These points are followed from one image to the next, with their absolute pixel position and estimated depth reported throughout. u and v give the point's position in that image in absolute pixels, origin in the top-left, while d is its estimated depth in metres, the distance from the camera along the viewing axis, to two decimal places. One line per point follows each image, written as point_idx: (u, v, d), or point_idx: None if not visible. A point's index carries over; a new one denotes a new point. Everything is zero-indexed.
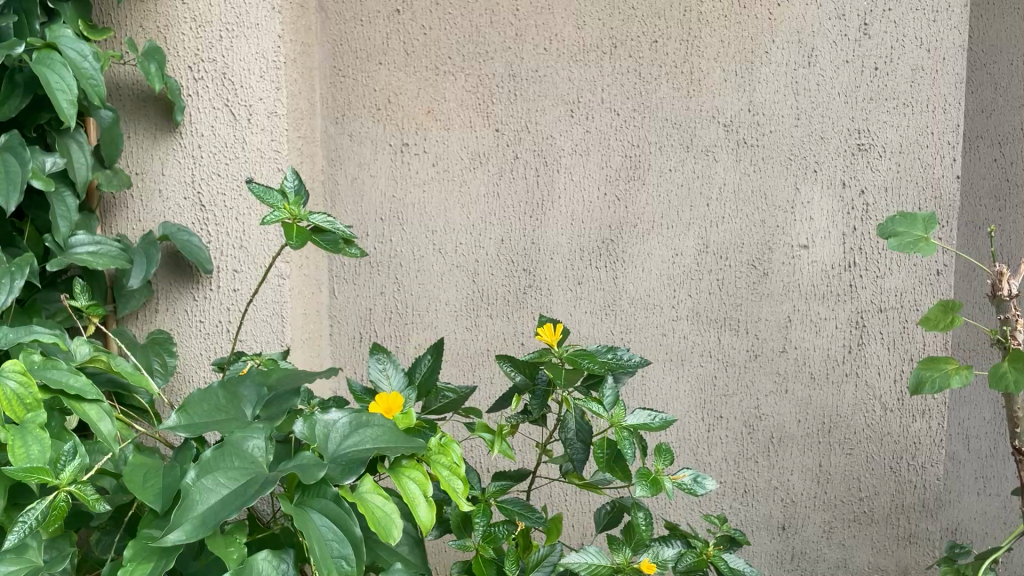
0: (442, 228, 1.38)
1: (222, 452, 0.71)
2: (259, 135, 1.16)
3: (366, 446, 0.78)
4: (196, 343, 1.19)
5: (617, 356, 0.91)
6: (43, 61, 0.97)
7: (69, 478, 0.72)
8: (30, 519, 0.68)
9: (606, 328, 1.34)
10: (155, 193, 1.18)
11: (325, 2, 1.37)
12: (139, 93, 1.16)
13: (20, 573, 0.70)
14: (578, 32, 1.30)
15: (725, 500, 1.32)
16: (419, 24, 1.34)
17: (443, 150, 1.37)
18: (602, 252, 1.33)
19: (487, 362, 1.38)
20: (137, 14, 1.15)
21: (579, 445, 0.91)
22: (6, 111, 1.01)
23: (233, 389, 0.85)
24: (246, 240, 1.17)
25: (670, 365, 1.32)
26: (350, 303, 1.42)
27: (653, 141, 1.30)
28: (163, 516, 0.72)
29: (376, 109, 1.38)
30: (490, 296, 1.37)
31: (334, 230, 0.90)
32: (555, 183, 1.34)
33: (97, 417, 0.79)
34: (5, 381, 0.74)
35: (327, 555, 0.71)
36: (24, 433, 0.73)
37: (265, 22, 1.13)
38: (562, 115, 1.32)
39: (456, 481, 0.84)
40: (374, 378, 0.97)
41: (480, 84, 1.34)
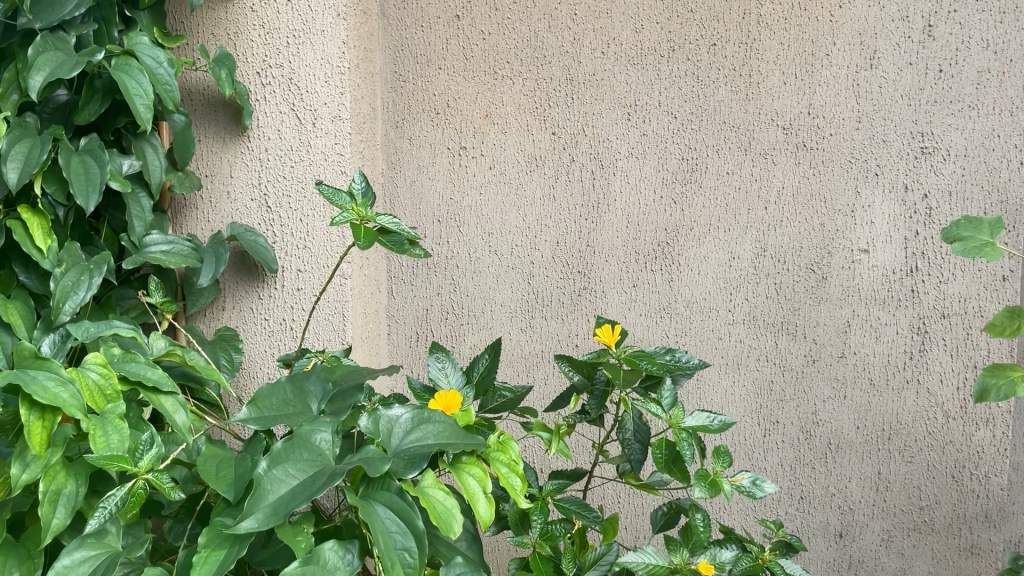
0: (499, 230, 1.40)
1: (292, 444, 0.74)
2: (323, 139, 1.19)
3: (428, 441, 0.81)
4: (261, 340, 1.23)
5: (676, 359, 0.92)
6: (122, 67, 1.02)
7: (147, 466, 0.75)
8: (111, 505, 0.72)
9: (661, 331, 1.34)
10: (224, 195, 1.22)
11: (387, 9, 1.40)
12: (210, 97, 1.20)
13: (100, 557, 0.73)
14: (636, 36, 1.31)
15: (781, 506, 1.31)
16: (478, 29, 1.37)
17: (500, 154, 1.38)
18: (658, 255, 1.33)
19: (542, 364, 1.39)
20: (209, 22, 1.19)
21: (637, 445, 0.91)
22: (87, 114, 1.05)
23: (301, 385, 0.88)
24: (310, 240, 1.20)
25: (726, 368, 1.32)
26: (408, 304, 1.45)
27: (711, 144, 1.30)
28: (235, 505, 0.74)
29: (435, 113, 1.41)
30: (546, 298, 1.39)
31: (399, 231, 0.93)
32: (611, 186, 1.34)
33: (172, 409, 0.82)
34: (87, 373, 0.78)
35: (390, 548, 0.73)
36: (105, 422, 0.75)
37: (330, 28, 1.16)
38: (619, 118, 1.33)
39: (515, 479, 0.86)
40: (433, 377, 0.99)
41: (537, 88, 1.35)
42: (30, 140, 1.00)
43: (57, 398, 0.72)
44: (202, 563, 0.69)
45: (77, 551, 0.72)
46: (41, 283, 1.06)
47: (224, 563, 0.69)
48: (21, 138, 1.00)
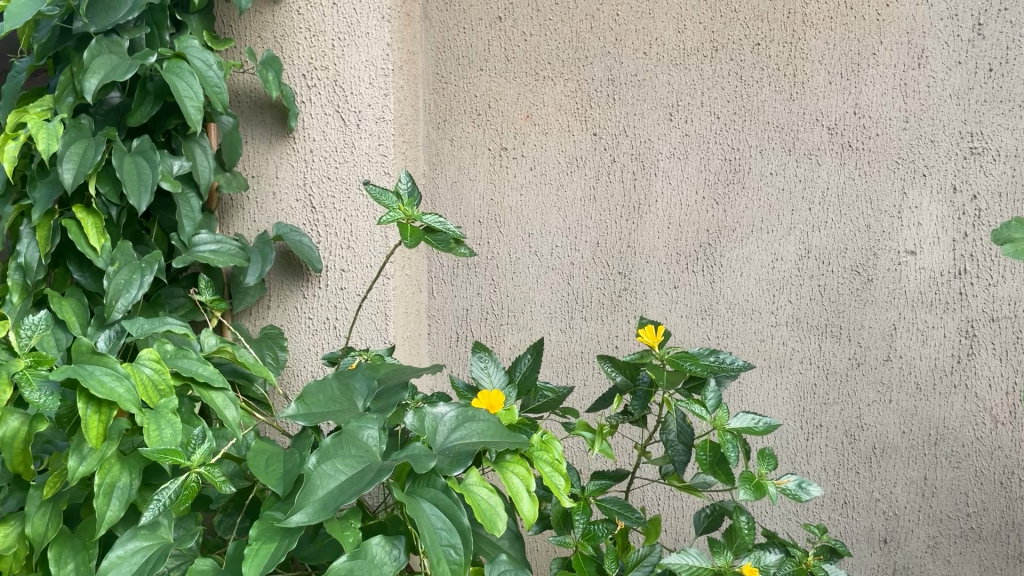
0: (540, 230, 1.40)
1: (340, 441, 0.75)
2: (367, 140, 1.20)
3: (473, 439, 0.82)
4: (305, 338, 1.24)
5: (719, 360, 0.91)
6: (173, 70, 1.04)
7: (199, 460, 0.76)
8: (164, 497, 0.73)
9: (703, 333, 1.33)
10: (270, 195, 1.24)
11: (430, 11, 1.42)
12: (257, 99, 1.22)
13: (153, 549, 0.75)
14: (679, 36, 1.30)
15: (824, 511, 1.29)
16: (520, 30, 1.37)
17: (541, 155, 1.39)
18: (699, 256, 1.33)
19: (582, 364, 1.39)
20: (256, 25, 1.21)
21: (680, 447, 0.91)
22: (139, 116, 1.08)
23: (346, 382, 0.89)
24: (354, 240, 1.21)
25: (769, 370, 1.31)
26: (448, 304, 1.46)
27: (755, 144, 1.29)
28: (284, 499, 0.76)
29: (477, 115, 1.41)
30: (586, 299, 1.38)
31: (445, 230, 0.93)
32: (652, 187, 1.34)
33: (223, 404, 0.84)
34: (142, 368, 0.80)
35: (436, 544, 0.73)
36: (158, 417, 0.77)
37: (375, 30, 1.18)
38: (661, 118, 1.32)
39: (558, 478, 0.86)
40: (476, 377, 0.99)
41: (579, 89, 1.36)
42: (84, 142, 1.03)
43: (113, 393, 0.74)
44: (253, 556, 0.70)
45: (129, 542, 0.74)
46: (95, 282, 1.09)
47: (274, 556, 0.70)
48: (77, 139, 1.02)
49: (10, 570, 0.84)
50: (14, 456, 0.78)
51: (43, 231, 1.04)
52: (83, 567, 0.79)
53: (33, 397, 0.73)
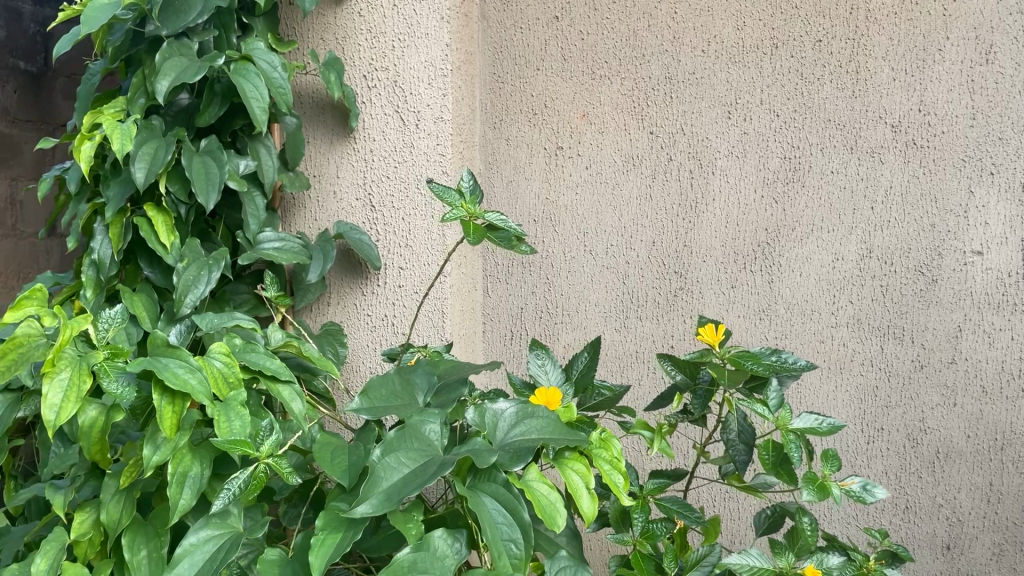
0: (595, 229, 1.40)
1: (403, 434, 0.77)
2: (426, 140, 1.21)
3: (532, 436, 0.82)
4: (364, 335, 1.26)
5: (782, 360, 0.91)
6: (239, 72, 1.07)
7: (268, 451, 0.78)
8: (234, 487, 0.75)
9: (761, 333, 1.32)
10: (330, 195, 1.26)
11: (487, 11, 1.43)
12: (319, 100, 1.25)
13: (224, 537, 0.77)
14: (738, 34, 1.29)
15: (885, 516, 1.27)
16: (577, 29, 1.37)
17: (597, 154, 1.39)
18: (757, 256, 1.31)
19: (637, 364, 1.39)
20: (319, 27, 1.24)
21: (741, 447, 0.91)
22: (207, 117, 1.11)
23: (407, 378, 0.91)
24: (412, 238, 1.23)
25: (829, 372, 1.29)
26: (503, 302, 1.47)
27: (816, 142, 1.27)
28: (349, 491, 0.78)
29: (533, 114, 1.42)
30: (641, 298, 1.38)
31: (507, 228, 0.94)
32: (710, 185, 1.33)
33: (289, 397, 0.87)
34: (213, 361, 0.82)
35: (497, 538, 0.74)
36: (228, 409, 0.79)
37: (435, 31, 1.19)
38: (719, 116, 1.31)
39: (617, 476, 0.86)
40: (533, 374, 1.00)
41: (636, 87, 1.35)
42: (155, 142, 1.06)
43: (186, 384, 0.76)
44: (319, 545, 0.72)
45: (202, 530, 0.77)
46: (164, 277, 1.12)
47: (340, 547, 0.71)
48: (148, 139, 1.06)
49: (85, 555, 0.87)
50: (92, 444, 0.81)
51: (116, 229, 1.08)
52: (155, 554, 0.82)
53: (111, 388, 0.76)
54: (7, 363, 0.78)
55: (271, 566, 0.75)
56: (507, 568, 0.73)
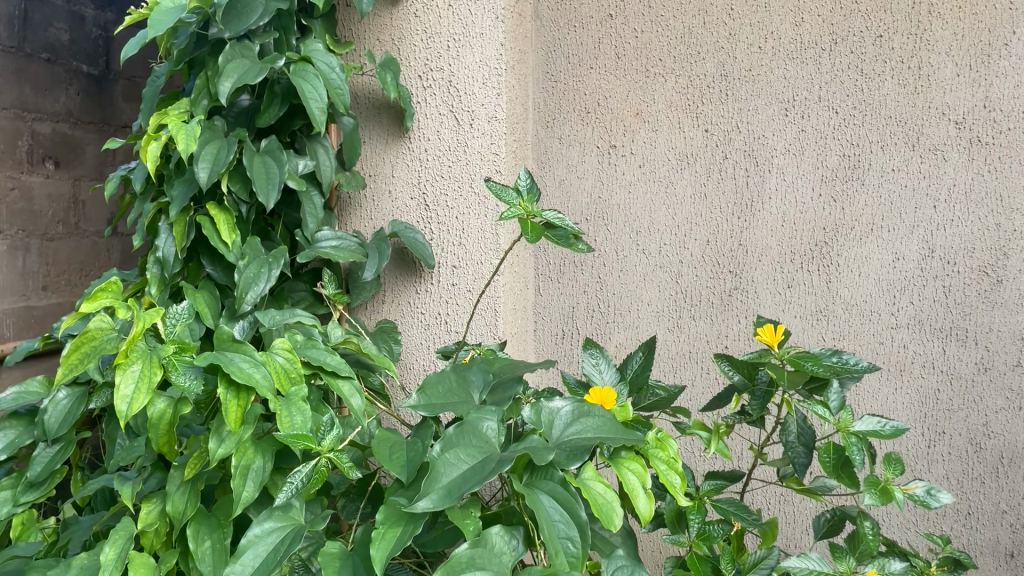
0: (648, 229, 1.39)
1: (462, 431, 0.78)
2: (479, 139, 1.21)
3: (588, 434, 0.82)
4: (417, 333, 1.28)
5: (843, 361, 0.90)
6: (299, 73, 1.08)
7: (329, 446, 0.80)
8: (297, 480, 0.77)
9: (818, 334, 1.30)
10: (385, 194, 1.28)
11: (542, 10, 1.43)
12: (375, 100, 1.26)
13: (287, 529, 0.79)
14: (796, 30, 1.27)
15: (946, 521, 1.23)
16: (631, 27, 1.37)
17: (650, 152, 1.38)
18: (814, 255, 1.29)
19: (690, 364, 1.38)
20: (375, 28, 1.25)
21: (801, 448, 0.90)
22: (268, 117, 1.13)
23: (463, 375, 0.92)
24: (465, 238, 1.23)
25: (888, 375, 1.26)
26: (554, 301, 1.47)
27: (876, 140, 1.24)
28: (407, 486, 0.79)
29: (586, 112, 1.42)
30: (695, 298, 1.37)
31: (564, 226, 0.95)
32: (766, 183, 1.31)
33: (349, 392, 0.89)
34: (276, 357, 0.85)
35: (554, 536, 0.74)
36: (290, 404, 0.81)
37: (489, 31, 1.19)
38: (776, 114, 1.30)
39: (673, 476, 0.85)
40: (587, 373, 1.00)
41: (691, 85, 1.34)
42: (218, 142, 1.08)
43: (251, 378, 0.78)
44: (380, 539, 0.73)
45: (266, 522, 0.78)
46: (226, 275, 1.14)
47: (400, 541, 0.72)
48: (211, 139, 1.08)
49: (151, 545, 0.89)
50: (160, 436, 0.83)
51: (180, 227, 1.10)
52: (219, 545, 0.84)
53: (179, 381, 0.79)
54: (79, 355, 0.82)
55: (333, 559, 0.76)
56: (563, 566, 0.73)
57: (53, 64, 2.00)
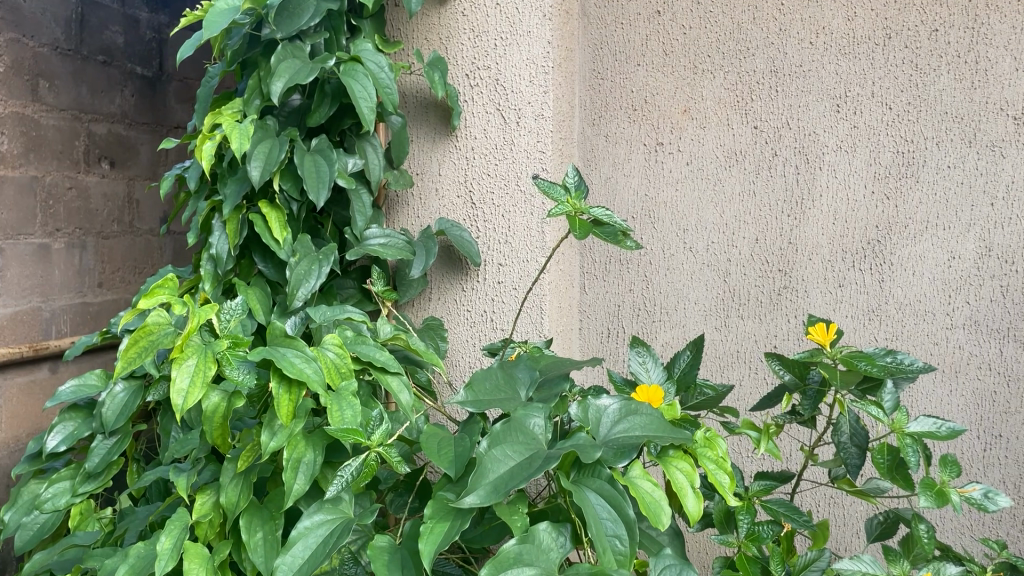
0: (695, 227, 1.38)
1: (509, 427, 0.78)
2: (526, 137, 1.21)
3: (635, 433, 0.82)
4: (463, 330, 1.28)
5: (897, 361, 0.88)
6: (349, 73, 1.10)
7: (378, 440, 0.81)
8: (347, 474, 0.78)
9: (870, 335, 1.27)
10: (432, 192, 1.29)
11: (588, 8, 1.43)
12: (423, 99, 1.27)
13: (336, 522, 0.80)
14: (849, 25, 1.25)
15: (1002, 527, 1.20)
16: (679, 24, 1.36)
17: (698, 149, 1.37)
18: (867, 253, 1.27)
19: (738, 364, 1.36)
20: (424, 27, 1.26)
21: (854, 449, 0.89)
22: (318, 116, 1.15)
23: (510, 371, 0.92)
24: (511, 235, 1.24)
25: (942, 376, 1.23)
26: (600, 299, 1.47)
27: (930, 136, 1.21)
28: (455, 481, 0.80)
29: (633, 109, 1.41)
30: (743, 296, 1.35)
31: (613, 223, 0.95)
32: (817, 180, 1.29)
33: (398, 388, 0.90)
34: (326, 352, 0.86)
35: (602, 534, 0.74)
36: (340, 399, 0.82)
37: (536, 29, 1.19)
38: (827, 109, 1.27)
39: (723, 476, 0.84)
40: (634, 371, 1.00)
41: (740, 81, 1.33)
42: (270, 141, 1.10)
43: (303, 373, 0.80)
44: (428, 534, 0.74)
45: (315, 515, 0.80)
46: (277, 271, 1.16)
47: (448, 535, 0.73)
48: (263, 139, 1.10)
49: (205, 536, 0.91)
50: (214, 429, 0.85)
51: (232, 224, 1.12)
52: (271, 536, 0.85)
53: (233, 375, 0.80)
54: (137, 349, 0.83)
55: (382, 551, 0.77)
56: (611, 564, 0.73)
57: (109, 66, 2.06)
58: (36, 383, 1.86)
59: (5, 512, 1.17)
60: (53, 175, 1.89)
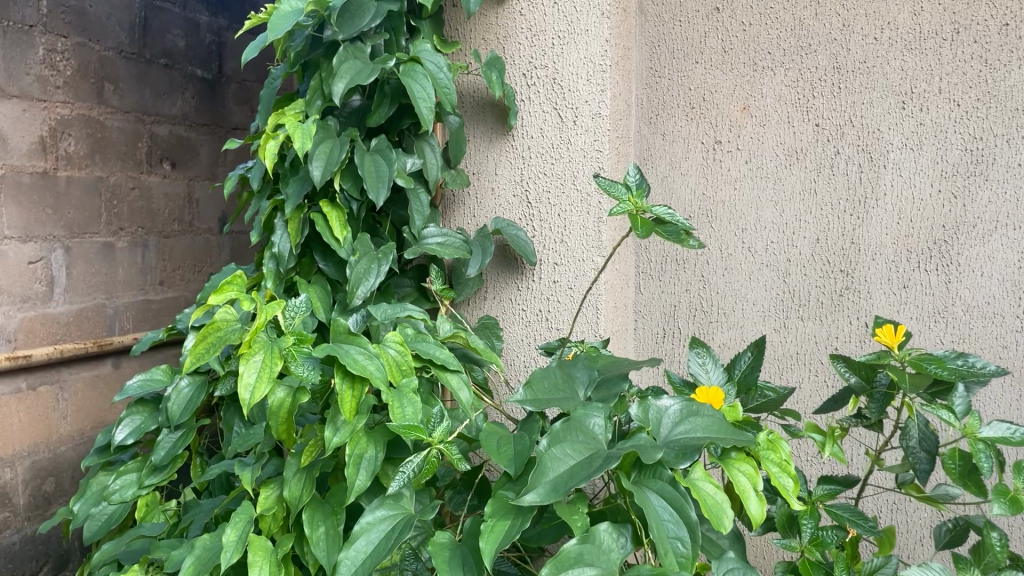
0: (754, 226, 1.36)
1: (568, 426, 0.78)
2: (583, 135, 1.21)
3: (696, 434, 0.81)
4: (518, 329, 1.28)
5: (968, 365, 0.86)
6: (408, 73, 1.11)
7: (439, 437, 0.82)
8: (409, 470, 0.79)
9: (936, 337, 1.24)
10: (488, 191, 1.29)
11: (646, 5, 1.42)
12: (480, 99, 1.28)
13: (398, 518, 0.81)
14: (915, 20, 1.22)
15: None
16: (739, 20, 1.34)
17: (758, 147, 1.35)
18: (933, 254, 1.23)
19: (798, 366, 1.34)
20: (481, 27, 1.27)
21: (923, 454, 0.87)
22: (378, 117, 1.16)
23: (569, 371, 0.92)
24: (567, 235, 1.23)
25: (1013, 381, 1.19)
26: (656, 299, 1.46)
27: (1001, 133, 1.17)
28: (515, 479, 0.80)
29: (691, 107, 1.40)
30: (803, 297, 1.33)
31: (675, 222, 0.94)
32: (881, 179, 1.26)
33: (457, 386, 0.91)
34: (388, 350, 0.87)
35: (664, 536, 0.74)
36: (401, 396, 0.83)
37: (594, 27, 1.18)
38: (892, 107, 1.24)
39: (786, 480, 0.83)
40: (694, 372, 1.00)
41: (801, 78, 1.30)
42: (331, 142, 1.12)
43: (365, 370, 0.81)
44: (489, 531, 0.74)
45: (377, 510, 0.80)
46: (337, 269, 1.18)
47: (508, 533, 0.73)
48: (325, 139, 1.12)
49: (268, 529, 0.92)
50: (279, 424, 0.86)
51: (294, 224, 1.14)
52: (333, 531, 0.86)
53: (298, 370, 0.82)
54: (205, 345, 0.85)
55: (443, 548, 0.78)
56: (673, 566, 0.72)
57: (171, 69, 2.11)
58: (100, 377, 1.92)
59: (75, 503, 1.21)
60: (117, 175, 1.94)
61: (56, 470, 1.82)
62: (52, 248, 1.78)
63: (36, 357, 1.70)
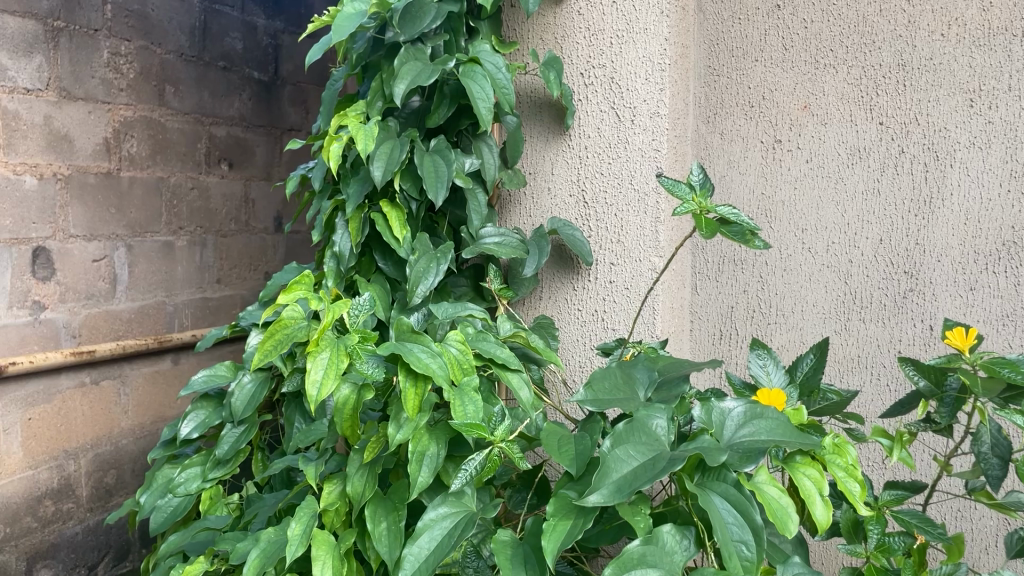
0: (814, 226, 1.34)
1: (631, 427, 0.78)
2: (641, 135, 1.20)
3: (762, 437, 0.80)
4: (574, 330, 1.28)
5: None
6: (468, 73, 1.11)
7: (501, 436, 0.82)
8: (471, 468, 0.80)
9: (1004, 341, 1.21)
10: (545, 191, 1.29)
11: (704, 3, 1.41)
12: (536, 99, 1.29)
13: (459, 516, 0.81)
14: (983, 15, 1.18)
15: None
16: (800, 18, 1.32)
17: (819, 147, 1.33)
18: (1002, 255, 1.20)
19: (859, 369, 1.32)
20: (539, 27, 1.28)
21: (995, 460, 0.85)
22: (436, 118, 1.18)
23: (628, 371, 0.92)
24: (623, 235, 1.23)
25: None
26: (713, 300, 1.45)
27: None
28: (576, 479, 0.80)
29: (750, 107, 1.38)
30: (865, 300, 1.30)
31: (739, 222, 0.94)
32: (947, 179, 1.23)
33: (518, 385, 0.91)
34: (450, 348, 0.88)
35: (728, 539, 0.73)
36: (463, 394, 0.84)
37: (653, 26, 1.17)
38: (959, 105, 1.21)
39: (853, 485, 0.82)
40: (755, 374, 0.98)
41: (864, 76, 1.28)
42: (391, 142, 1.13)
43: (429, 368, 0.81)
44: (552, 530, 0.75)
45: (440, 507, 0.81)
46: (396, 268, 1.19)
47: (571, 534, 0.74)
48: (386, 140, 1.14)
49: (332, 524, 0.94)
50: (344, 420, 0.87)
51: (355, 223, 1.16)
52: (394, 526, 0.87)
53: (363, 368, 0.84)
54: (273, 342, 0.87)
55: (505, 546, 0.78)
56: (738, 570, 0.72)
57: (229, 71, 2.15)
58: (160, 373, 1.97)
59: (142, 494, 1.25)
60: (177, 176, 1.99)
61: (118, 463, 1.88)
62: (115, 247, 1.83)
63: (99, 352, 1.75)
